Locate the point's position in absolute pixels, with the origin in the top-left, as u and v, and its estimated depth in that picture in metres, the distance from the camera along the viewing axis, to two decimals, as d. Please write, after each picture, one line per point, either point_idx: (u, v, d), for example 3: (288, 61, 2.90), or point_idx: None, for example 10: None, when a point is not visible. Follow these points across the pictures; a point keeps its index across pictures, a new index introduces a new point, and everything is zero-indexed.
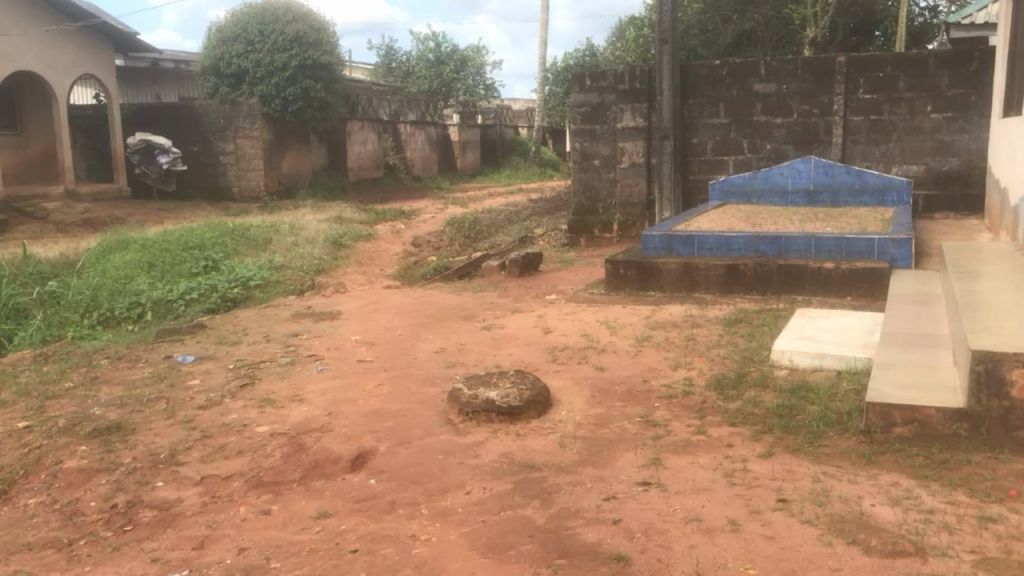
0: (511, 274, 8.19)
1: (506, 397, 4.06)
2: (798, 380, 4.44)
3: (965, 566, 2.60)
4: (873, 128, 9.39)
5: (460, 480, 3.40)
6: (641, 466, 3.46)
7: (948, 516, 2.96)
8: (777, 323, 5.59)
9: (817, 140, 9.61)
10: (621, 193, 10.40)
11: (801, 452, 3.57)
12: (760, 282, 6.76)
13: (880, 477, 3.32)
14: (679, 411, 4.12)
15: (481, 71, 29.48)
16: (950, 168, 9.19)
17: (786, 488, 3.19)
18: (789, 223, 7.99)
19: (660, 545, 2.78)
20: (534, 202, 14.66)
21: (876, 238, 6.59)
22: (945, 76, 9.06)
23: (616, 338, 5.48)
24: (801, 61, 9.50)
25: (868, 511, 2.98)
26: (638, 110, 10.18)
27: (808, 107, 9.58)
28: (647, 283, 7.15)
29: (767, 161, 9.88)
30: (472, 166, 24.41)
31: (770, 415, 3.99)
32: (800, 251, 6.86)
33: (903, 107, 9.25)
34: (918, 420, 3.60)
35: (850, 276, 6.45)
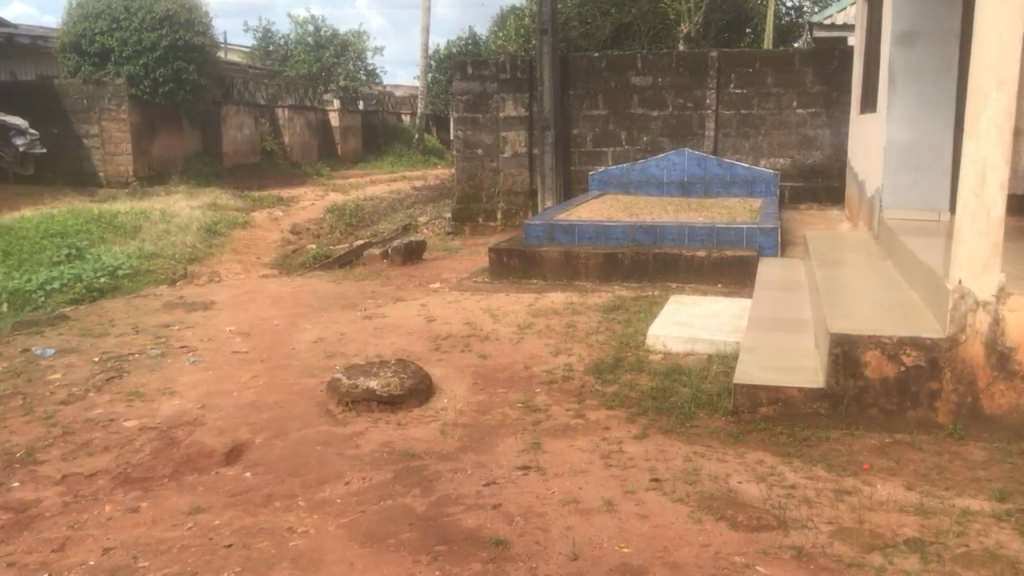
0: (394, 263, 8.12)
1: (387, 387, 4.04)
2: (672, 364, 4.61)
3: (823, 536, 2.77)
4: (743, 122, 9.79)
5: (339, 470, 3.37)
6: (521, 451, 3.51)
7: (809, 490, 3.13)
8: (652, 309, 5.77)
9: (691, 133, 9.94)
10: (504, 182, 10.47)
11: (674, 433, 3.71)
12: (637, 270, 6.95)
13: (747, 455, 3.48)
14: (559, 396, 4.20)
15: (362, 57, 29.19)
16: (814, 161, 9.63)
17: (659, 468, 3.30)
18: (664, 213, 8.24)
19: (539, 527, 2.83)
20: (418, 190, 14.58)
21: (744, 228, 6.88)
22: (809, 74, 9.51)
23: (498, 326, 5.52)
24: (676, 56, 9.78)
25: (735, 488, 3.12)
26: (519, 100, 10.25)
27: (683, 100, 9.89)
28: (529, 271, 7.23)
29: (644, 152, 10.13)
30: (353, 153, 24.01)
31: (645, 398, 4.12)
32: (674, 239, 7.08)
33: (770, 103, 9.67)
34: (782, 400, 3.78)
35: (720, 264, 6.75)
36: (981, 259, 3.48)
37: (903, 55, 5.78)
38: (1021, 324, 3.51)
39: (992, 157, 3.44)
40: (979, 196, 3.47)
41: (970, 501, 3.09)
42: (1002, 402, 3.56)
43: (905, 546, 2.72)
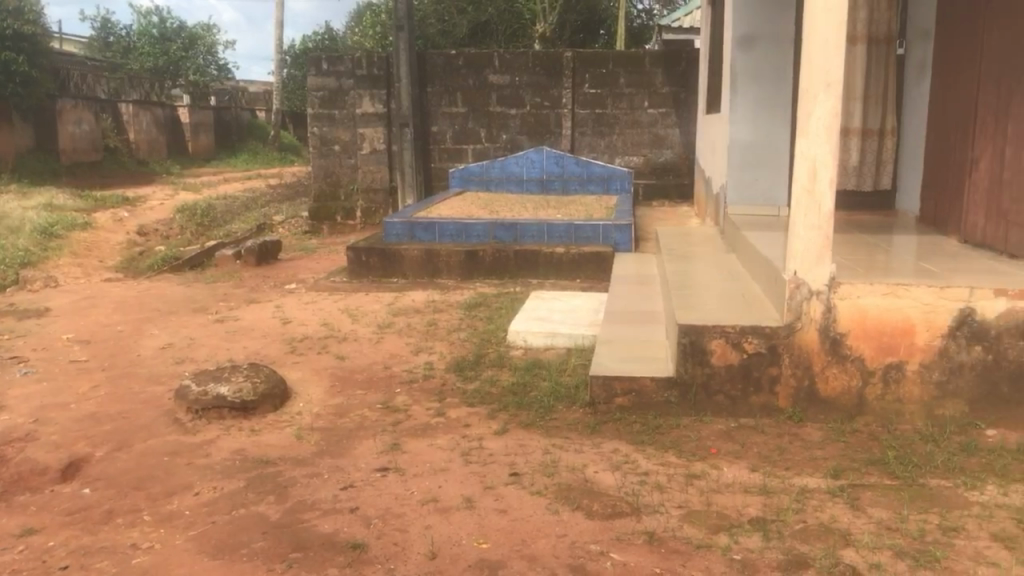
0: (248, 264, 7.86)
1: (239, 392, 3.90)
2: (532, 359, 4.67)
3: (674, 520, 2.88)
4: (598, 121, 10.04)
5: (187, 481, 3.23)
6: (380, 452, 3.48)
7: (661, 477, 3.25)
8: (513, 306, 5.83)
9: (549, 131, 10.12)
10: (363, 179, 10.32)
11: (533, 427, 3.76)
12: (497, 267, 7.00)
13: (603, 445, 3.57)
14: (419, 396, 4.18)
15: (213, 51, 28.19)
16: (666, 159, 9.99)
17: (518, 462, 3.34)
18: (523, 211, 8.34)
19: (397, 529, 2.80)
20: (274, 188, 14.19)
21: (600, 224, 7.06)
22: (659, 75, 9.85)
23: (357, 326, 5.44)
24: (532, 55, 9.92)
25: (591, 478, 3.20)
26: (376, 96, 10.14)
27: (540, 99, 10.05)
28: (389, 270, 7.15)
29: (503, 150, 10.22)
30: (205, 150, 23.10)
31: (506, 393, 4.16)
32: (534, 236, 7.14)
33: (624, 103, 9.95)
34: (635, 390, 3.91)
35: (578, 260, 6.92)
36: (815, 251, 3.71)
37: (743, 58, 6.05)
38: (850, 312, 3.75)
39: (822, 155, 3.66)
40: (811, 192, 3.69)
41: (808, 479, 3.29)
42: (835, 384, 3.80)
43: (749, 525, 2.87)
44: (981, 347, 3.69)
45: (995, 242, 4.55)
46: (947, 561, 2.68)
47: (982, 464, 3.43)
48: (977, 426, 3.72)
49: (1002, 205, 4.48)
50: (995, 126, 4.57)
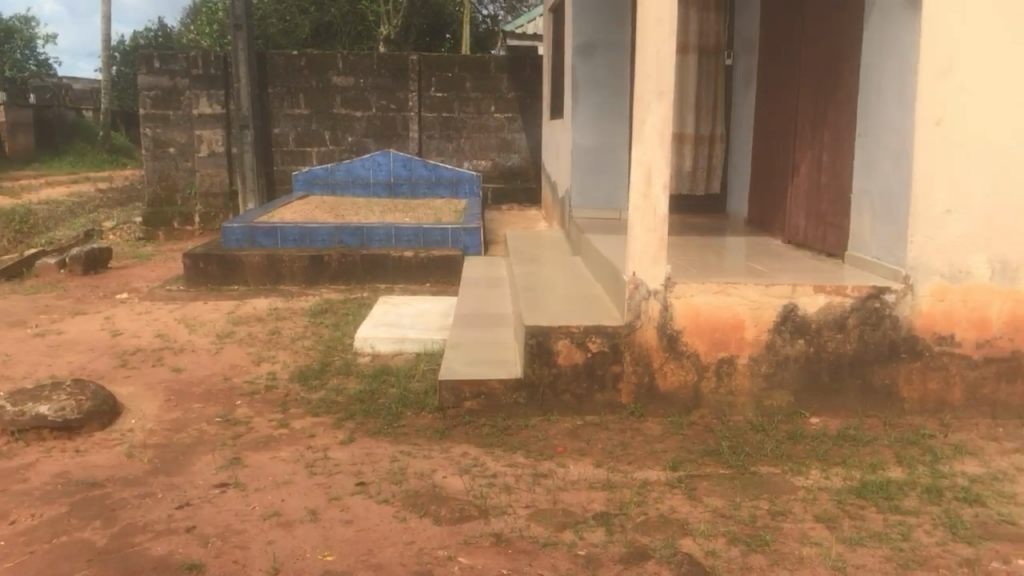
0: (74, 273, 7.40)
1: (61, 411, 3.65)
2: (380, 365, 4.62)
3: (521, 521, 2.92)
4: (445, 125, 10.07)
5: (2, 510, 2.98)
6: (219, 468, 3.34)
7: (508, 478, 3.28)
8: (360, 311, 5.75)
9: (395, 134, 10.05)
10: (201, 183, 9.89)
11: (381, 434, 3.71)
12: (344, 273, 6.88)
13: (452, 449, 3.57)
14: (262, 407, 4.05)
15: (32, 49, 27.03)
16: (513, 163, 10.15)
17: (365, 471, 3.29)
18: (370, 214, 8.24)
19: (237, 546, 2.70)
20: (102, 193, 13.38)
21: (449, 228, 7.10)
22: (505, 80, 9.98)
23: (194, 337, 5.21)
24: (376, 57, 9.82)
25: (440, 483, 3.19)
26: (214, 97, 9.73)
27: (386, 102, 9.98)
28: (229, 277, 6.87)
29: (349, 153, 10.06)
30: (24, 151, 21.51)
31: (353, 402, 4.09)
32: (381, 240, 7.10)
33: (470, 107, 10.03)
34: (484, 393, 3.93)
35: (427, 264, 6.92)
36: (652, 252, 3.86)
37: (583, 65, 6.22)
38: (685, 310, 3.91)
39: (656, 160, 3.80)
40: (646, 196, 3.84)
41: (649, 472, 3.41)
42: (673, 380, 3.96)
43: (593, 520, 2.95)
44: (804, 340, 3.95)
45: (815, 242, 4.88)
46: (774, 544, 2.84)
47: (806, 450, 3.67)
48: (801, 415, 4.00)
49: (821, 208, 4.81)
50: (812, 134, 4.90)
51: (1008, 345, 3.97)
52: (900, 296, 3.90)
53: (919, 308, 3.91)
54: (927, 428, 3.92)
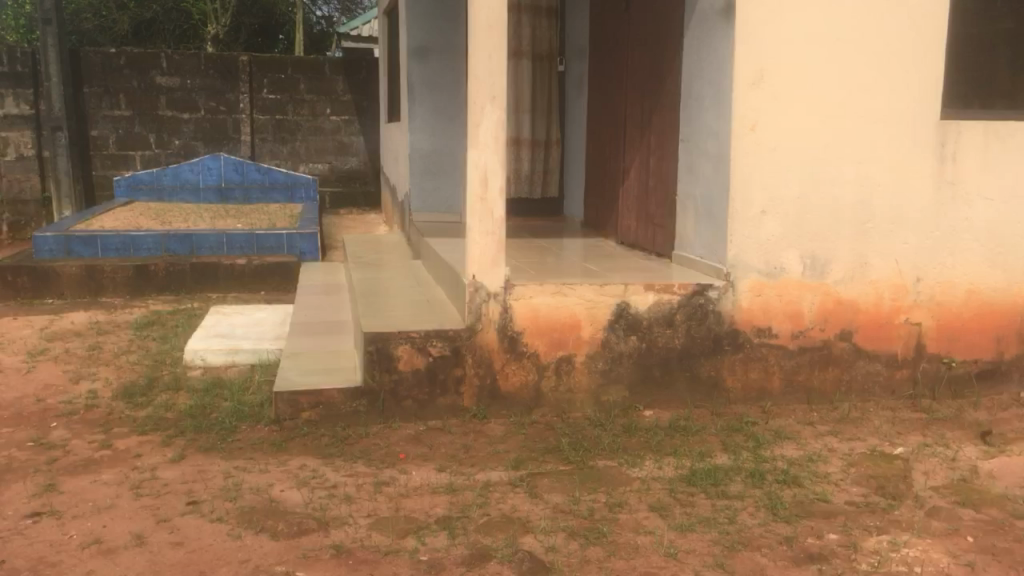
0: None
1: None
2: (212, 378, 4.43)
3: (362, 530, 2.88)
4: (279, 127, 9.84)
5: None
6: (31, 496, 3.09)
7: (349, 487, 3.23)
8: (190, 323, 5.49)
9: (226, 138, 9.72)
10: (8, 189, 9.11)
11: (214, 450, 3.56)
12: (172, 282, 6.56)
13: (289, 462, 3.47)
14: (80, 428, 3.79)
15: None
16: (350, 167, 10.01)
17: (197, 489, 3.15)
18: (200, 221, 7.91)
19: None
20: None
21: (284, 233, 6.94)
22: (340, 82, 9.88)
23: (2, 356, 4.81)
24: (203, 56, 9.46)
25: (277, 498, 3.09)
26: (21, 96, 8.97)
27: (215, 103, 9.63)
28: (43, 290, 6.39)
29: (176, 157, 9.60)
30: None
31: (183, 418, 3.90)
32: (212, 248, 6.83)
33: (305, 109, 9.86)
34: (322, 403, 3.84)
35: (262, 271, 6.70)
36: (490, 255, 3.90)
37: (418, 69, 6.23)
38: (524, 311, 3.97)
39: (491, 163, 3.85)
40: (483, 198, 3.87)
41: (490, 473, 3.44)
42: (513, 380, 4.01)
43: (435, 525, 2.94)
44: (636, 337, 4.10)
45: (645, 243, 5.08)
46: (612, 535, 2.93)
47: (640, 442, 3.82)
48: (635, 408, 4.15)
49: (650, 209, 5.01)
50: (640, 138, 5.11)
51: (819, 335, 4.28)
52: (722, 292, 4.12)
53: (740, 303, 4.15)
54: (749, 416, 4.16)
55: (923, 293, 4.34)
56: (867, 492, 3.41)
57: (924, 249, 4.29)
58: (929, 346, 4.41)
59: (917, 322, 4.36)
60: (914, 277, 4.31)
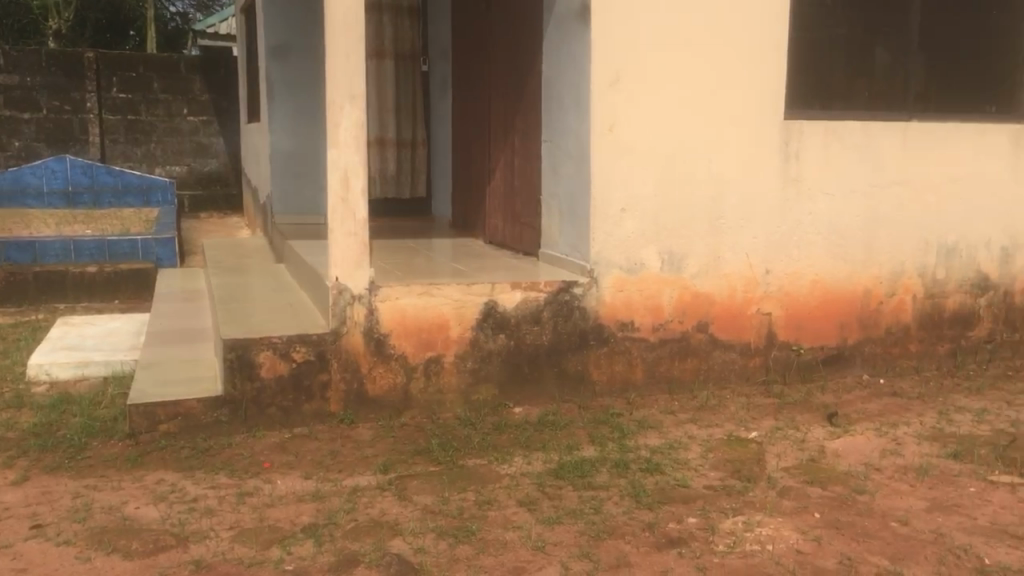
0: None
1: None
2: (59, 393, 4.19)
3: (224, 543, 2.79)
4: (131, 128, 9.39)
5: None
6: None
7: (210, 500, 3.12)
8: (35, 336, 5.17)
9: (74, 139, 9.17)
10: None
11: (62, 470, 3.37)
12: (15, 293, 6.15)
13: (145, 477, 3.32)
14: None
15: None
16: (211, 168, 9.63)
17: (42, 512, 2.97)
18: None
19: None
20: None
21: (138, 239, 6.63)
22: (197, 81, 9.54)
23: None
24: (44, 52, 8.94)
25: (131, 515, 2.96)
26: None
27: (60, 102, 9.10)
28: None
29: (17, 160, 9.01)
30: None
31: (26, 437, 3.67)
32: (58, 255, 6.46)
33: (159, 109, 9.46)
34: (181, 414, 3.69)
35: (115, 279, 6.39)
36: (353, 257, 3.86)
37: (277, 69, 6.10)
38: (390, 312, 3.95)
39: (352, 163, 3.81)
40: (344, 199, 3.82)
41: (359, 478, 3.40)
42: (381, 383, 3.98)
43: (301, 534, 2.88)
44: (504, 335, 4.13)
45: (512, 242, 5.14)
46: (481, 533, 2.95)
47: (510, 439, 3.85)
48: (505, 406, 4.17)
49: (515, 208, 5.07)
50: (504, 138, 5.16)
51: (678, 328, 4.44)
52: (587, 289, 4.22)
53: (603, 299, 4.26)
54: (615, 408, 4.27)
55: (773, 284, 4.57)
56: (725, 476, 3.57)
57: (772, 242, 4.52)
58: (780, 335, 4.65)
59: (768, 312, 4.59)
60: (764, 269, 4.53)
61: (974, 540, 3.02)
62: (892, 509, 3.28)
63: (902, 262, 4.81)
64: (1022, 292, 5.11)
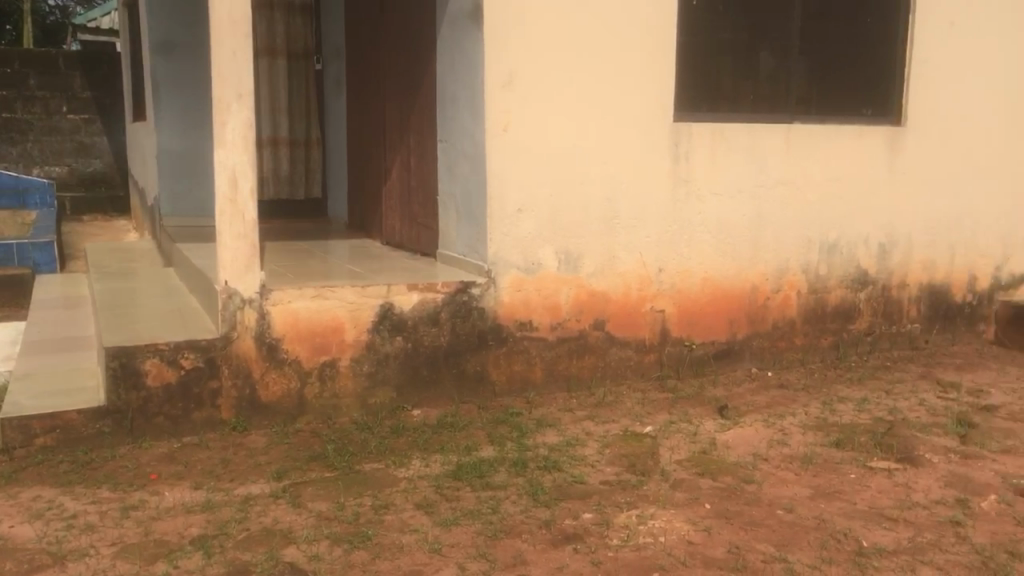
0: None
1: None
2: None
3: (105, 560, 2.68)
4: (6, 127, 8.92)
5: None
6: None
7: (91, 516, 2.99)
8: None
9: None
10: None
11: None
12: None
13: (21, 495, 3.16)
14: None
15: None
16: (94, 169, 9.22)
17: None
18: None
19: None
20: None
21: (14, 244, 6.27)
22: (78, 78, 9.14)
23: None
24: None
25: (4, 536, 2.81)
26: None
27: None
28: None
29: None
30: None
31: None
32: None
33: (37, 106, 9.00)
34: (60, 427, 3.52)
35: None
36: (243, 260, 3.77)
37: (163, 64, 5.88)
38: (283, 316, 3.86)
39: (241, 164, 3.71)
40: (233, 201, 3.72)
41: (251, 486, 3.32)
42: (274, 389, 3.89)
43: (189, 546, 2.79)
44: (401, 337, 4.09)
45: (409, 242, 5.11)
46: (376, 537, 2.92)
47: (407, 442, 3.82)
48: (403, 409, 4.14)
49: (412, 209, 5.04)
50: (399, 139, 5.13)
51: (575, 326, 4.50)
52: (485, 289, 4.23)
53: (501, 299, 4.28)
54: (514, 407, 4.29)
55: (665, 282, 4.68)
56: (620, 471, 3.63)
57: (665, 241, 4.63)
58: (673, 331, 4.76)
59: (661, 309, 4.70)
60: (656, 268, 4.64)
61: (853, 524, 3.17)
62: (778, 497, 3.40)
63: (787, 259, 5.00)
64: (898, 286, 5.37)
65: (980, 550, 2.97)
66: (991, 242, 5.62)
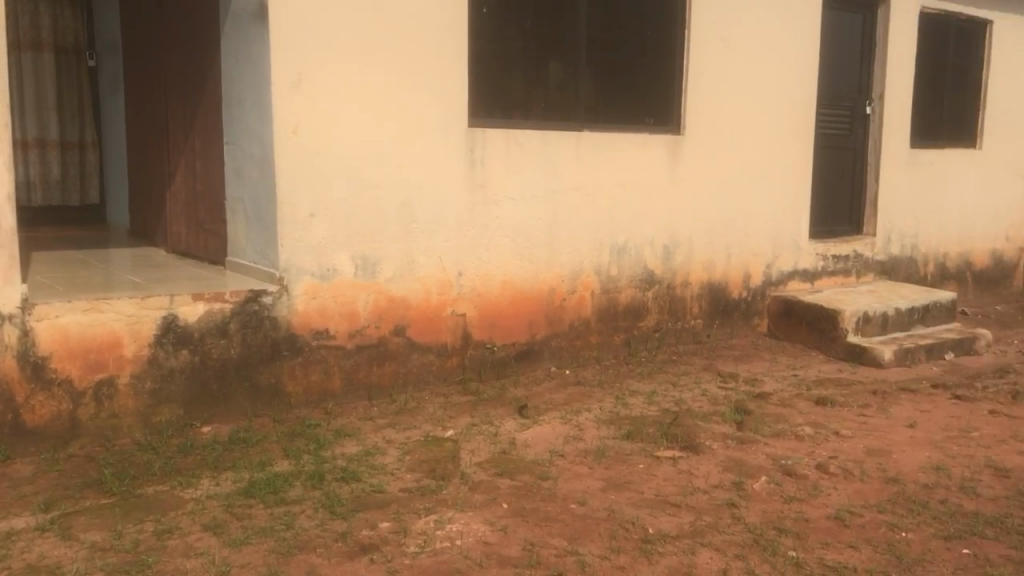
0: None
1: None
2: None
3: None
4: None
5: None
6: None
7: None
8: None
9: None
10: None
11: None
12: None
13: None
14: None
15: None
16: None
17: None
18: None
19: None
20: None
21: None
22: None
23: None
24: None
25: None
26: None
27: None
28: None
29: None
30: None
31: None
32: None
33: None
34: None
35: None
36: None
37: None
38: (49, 333, 3.55)
39: None
40: None
41: (13, 521, 3.03)
42: (42, 412, 3.57)
43: None
44: (187, 351, 3.87)
45: (197, 251, 4.85)
46: (157, 565, 2.74)
47: (195, 461, 3.63)
48: (192, 426, 3.92)
49: (199, 216, 4.79)
50: (184, 142, 4.86)
51: (375, 332, 4.44)
52: (277, 297, 4.09)
53: (295, 307, 4.15)
54: (312, 419, 4.18)
55: (466, 286, 4.72)
56: (420, 477, 3.62)
57: (463, 245, 4.67)
58: (474, 333, 4.81)
59: (462, 313, 4.74)
60: (456, 272, 4.67)
61: (640, 512, 3.32)
62: (573, 492, 3.51)
63: (581, 261, 5.18)
64: (682, 284, 5.71)
65: (752, 529, 3.20)
66: (763, 242, 6.10)
